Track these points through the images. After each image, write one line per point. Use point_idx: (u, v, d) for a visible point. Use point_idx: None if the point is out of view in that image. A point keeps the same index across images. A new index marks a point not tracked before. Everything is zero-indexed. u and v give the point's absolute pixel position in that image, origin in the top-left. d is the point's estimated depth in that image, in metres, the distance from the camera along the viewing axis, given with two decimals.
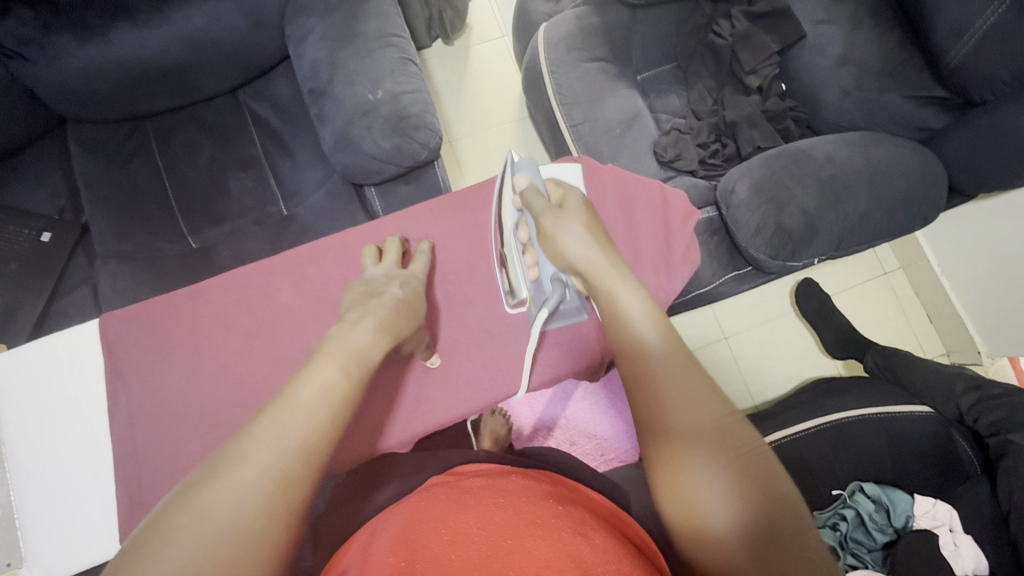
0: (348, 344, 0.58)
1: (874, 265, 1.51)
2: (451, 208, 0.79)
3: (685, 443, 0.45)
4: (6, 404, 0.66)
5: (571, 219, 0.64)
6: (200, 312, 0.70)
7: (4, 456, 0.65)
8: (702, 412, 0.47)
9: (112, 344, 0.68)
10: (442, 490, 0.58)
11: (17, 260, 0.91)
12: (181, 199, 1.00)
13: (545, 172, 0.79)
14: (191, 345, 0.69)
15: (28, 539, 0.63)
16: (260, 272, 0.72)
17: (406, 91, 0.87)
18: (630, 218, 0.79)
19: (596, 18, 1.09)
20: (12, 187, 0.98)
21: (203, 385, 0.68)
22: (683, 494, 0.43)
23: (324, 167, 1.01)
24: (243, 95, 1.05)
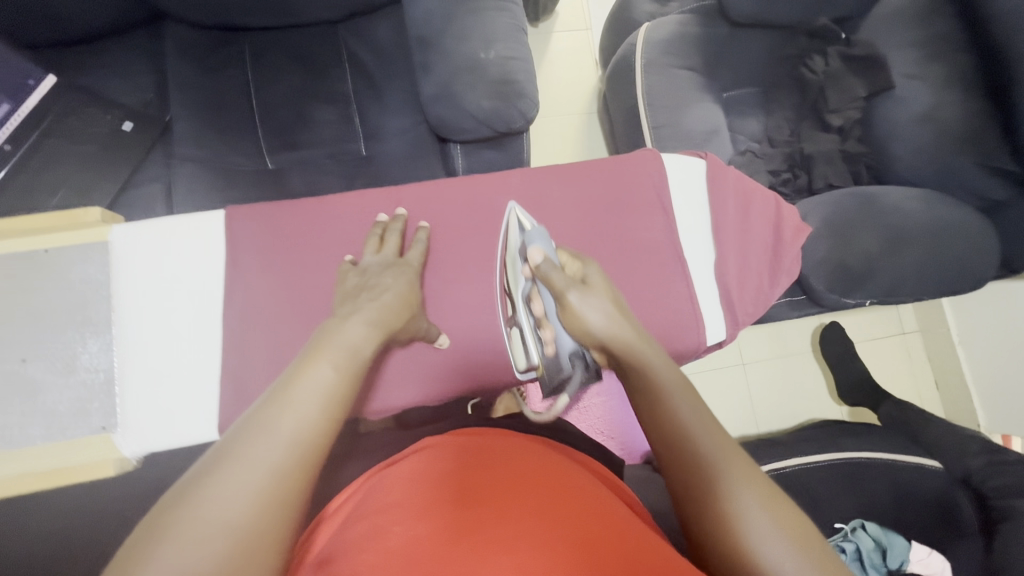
0: (340, 342, 0.55)
1: (895, 323, 1.55)
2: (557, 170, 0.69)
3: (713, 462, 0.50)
4: (123, 271, 0.66)
5: (598, 295, 0.60)
6: (298, 230, 0.71)
7: (113, 322, 0.66)
8: (738, 468, 0.50)
9: (232, 239, 0.69)
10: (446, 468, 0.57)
11: (97, 144, 0.92)
12: (265, 119, 0.99)
13: (669, 159, 0.69)
14: (303, 253, 0.70)
15: (129, 405, 0.64)
16: (355, 201, 0.72)
17: (514, 58, 0.88)
18: (743, 227, 0.69)
19: (697, 29, 1.10)
20: (100, 72, 0.98)
21: (309, 294, 0.69)
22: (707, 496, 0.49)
23: (410, 115, 1.01)
24: (343, 29, 1.04)
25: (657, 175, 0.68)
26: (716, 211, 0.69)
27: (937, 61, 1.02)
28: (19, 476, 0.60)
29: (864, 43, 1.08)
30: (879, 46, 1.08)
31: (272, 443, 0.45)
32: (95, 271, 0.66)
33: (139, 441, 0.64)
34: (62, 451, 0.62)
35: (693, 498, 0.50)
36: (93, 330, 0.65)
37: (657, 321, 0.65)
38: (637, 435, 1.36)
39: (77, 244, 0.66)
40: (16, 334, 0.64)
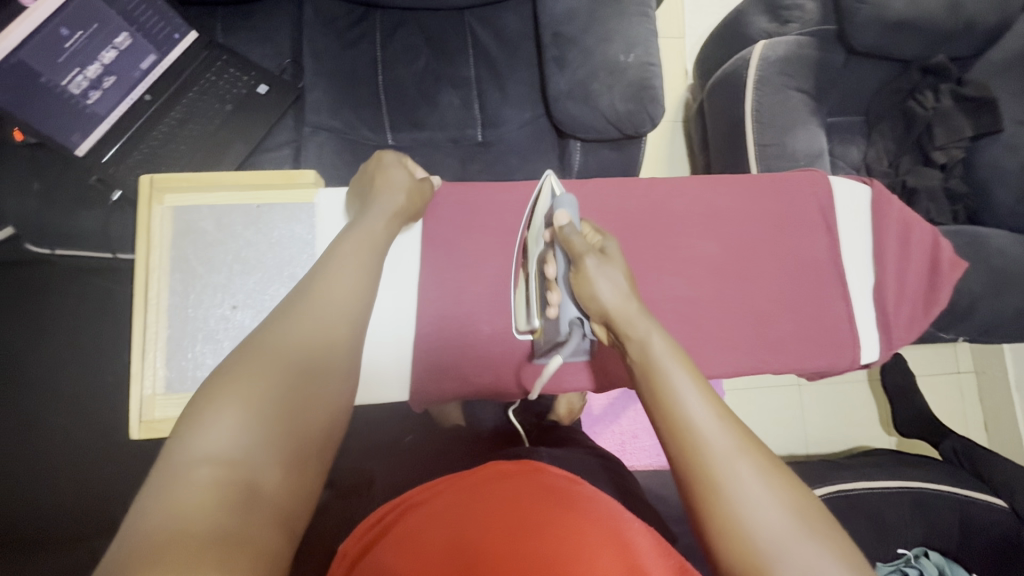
0: (318, 311, 0.53)
1: (949, 361, 1.57)
2: (727, 181, 0.70)
3: (726, 457, 0.47)
4: (327, 231, 0.68)
5: (615, 265, 0.60)
6: (465, 216, 0.76)
7: None
8: (738, 442, 0.48)
9: (433, 216, 0.75)
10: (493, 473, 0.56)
11: (232, 103, 0.96)
12: (390, 95, 1.02)
13: (835, 182, 0.71)
14: (489, 239, 0.76)
15: None
16: (518, 192, 0.77)
17: (651, 63, 0.90)
18: (907, 254, 0.69)
19: (815, 52, 1.12)
20: (241, 33, 1.01)
21: (494, 277, 0.74)
22: (719, 494, 0.46)
23: (530, 107, 1.04)
24: (470, 16, 1.06)
25: (824, 197, 0.70)
26: (879, 238, 0.70)
27: None
28: None
29: (978, 85, 1.07)
30: (994, 90, 1.07)
31: (271, 370, 0.47)
32: (301, 229, 0.68)
33: None
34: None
35: (698, 478, 0.47)
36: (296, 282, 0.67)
37: (824, 338, 0.67)
38: None
39: (286, 202, 0.68)
40: (231, 280, 0.66)
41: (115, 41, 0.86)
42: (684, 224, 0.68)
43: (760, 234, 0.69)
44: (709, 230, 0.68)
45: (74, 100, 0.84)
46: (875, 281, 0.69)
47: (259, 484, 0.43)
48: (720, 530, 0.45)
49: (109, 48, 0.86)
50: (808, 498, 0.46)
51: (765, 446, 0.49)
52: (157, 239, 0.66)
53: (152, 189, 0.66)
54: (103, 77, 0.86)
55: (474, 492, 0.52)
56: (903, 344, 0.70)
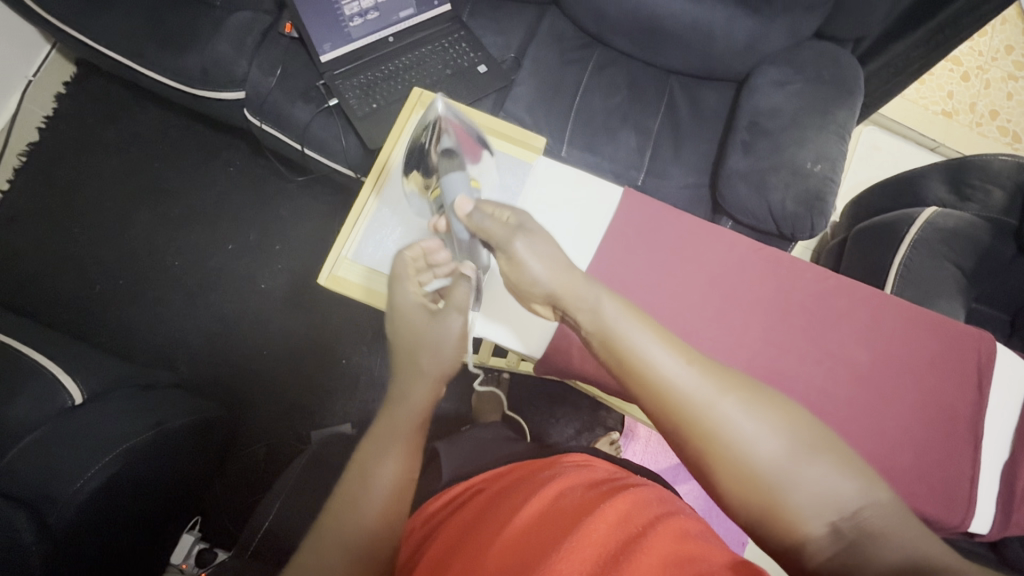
0: (403, 377, 0.63)
1: None
2: (898, 303, 0.71)
3: (714, 408, 0.48)
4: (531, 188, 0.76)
5: (541, 239, 0.59)
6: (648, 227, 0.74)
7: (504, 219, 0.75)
8: (717, 382, 0.50)
9: (615, 214, 0.74)
10: (565, 475, 0.60)
11: (452, 69, 1.07)
12: (580, 116, 1.11)
13: (1003, 349, 0.70)
14: None
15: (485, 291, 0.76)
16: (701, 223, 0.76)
17: (834, 179, 0.94)
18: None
19: (985, 237, 1.12)
20: (481, 19, 1.14)
21: None
22: (720, 445, 0.47)
23: (698, 176, 1.10)
24: (675, 80, 1.15)
25: (984, 356, 0.69)
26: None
27: None
28: None
29: None
30: None
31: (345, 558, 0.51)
32: (510, 179, 0.76)
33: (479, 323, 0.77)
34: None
35: (700, 445, 0.48)
36: None
37: (938, 487, 0.66)
38: None
39: (507, 155, 0.78)
40: None
41: None
42: (844, 326, 0.70)
43: (910, 364, 0.69)
44: (863, 342, 0.70)
45: (342, 18, 1.00)
46: (1006, 459, 0.69)
47: None
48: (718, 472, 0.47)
49: None
50: (789, 409, 0.48)
51: (742, 379, 0.51)
52: (401, 140, 0.77)
53: (418, 100, 0.79)
54: (370, 10, 1.01)
55: (503, 496, 0.61)
56: (1014, 533, 0.68)
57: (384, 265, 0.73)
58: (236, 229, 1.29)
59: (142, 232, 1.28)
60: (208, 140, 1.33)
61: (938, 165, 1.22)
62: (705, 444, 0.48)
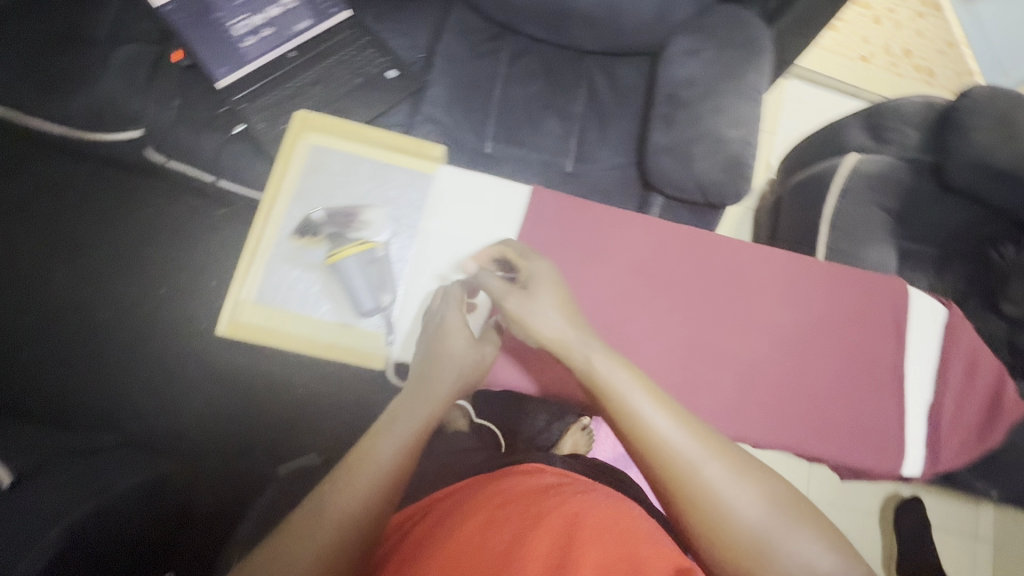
0: (396, 407, 0.64)
1: (969, 523, 1.50)
2: (812, 263, 0.72)
3: (705, 478, 0.55)
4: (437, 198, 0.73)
5: (538, 298, 0.64)
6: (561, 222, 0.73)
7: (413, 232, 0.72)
8: (707, 451, 0.57)
9: (526, 213, 0.73)
10: (511, 485, 0.58)
11: (361, 77, 1.04)
12: (499, 110, 1.09)
13: (915, 293, 0.73)
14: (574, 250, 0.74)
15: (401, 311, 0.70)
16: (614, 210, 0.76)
17: (754, 143, 0.95)
18: (971, 383, 0.71)
19: (903, 177, 1.16)
20: (384, 20, 1.10)
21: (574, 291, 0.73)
22: (710, 509, 0.55)
23: (626, 155, 1.09)
24: (592, 61, 1.14)
25: (896, 301, 0.72)
26: (945, 359, 0.71)
27: None
28: (311, 337, 0.68)
29: None
30: None
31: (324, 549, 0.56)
32: (415, 192, 0.73)
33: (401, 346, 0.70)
34: (343, 332, 0.69)
35: (693, 508, 0.55)
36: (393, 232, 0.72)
37: (869, 438, 0.68)
38: None
39: (408, 168, 0.74)
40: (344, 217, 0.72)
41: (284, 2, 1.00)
42: (762, 293, 0.71)
43: (830, 321, 0.71)
44: (781, 306, 0.71)
45: (233, 38, 0.98)
46: (932, 401, 0.70)
47: None
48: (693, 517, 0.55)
49: (277, 5, 1.01)
50: (767, 481, 0.57)
51: (732, 448, 0.58)
52: (292, 168, 0.72)
53: (303, 122, 0.73)
54: (263, 26, 1.00)
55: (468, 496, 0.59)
56: (947, 469, 0.70)
57: (292, 303, 0.69)
58: (165, 270, 1.23)
59: (64, 288, 1.21)
60: (121, 181, 1.26)
61: (856, 113, 1.24)
62: (694, 507, 0.55)
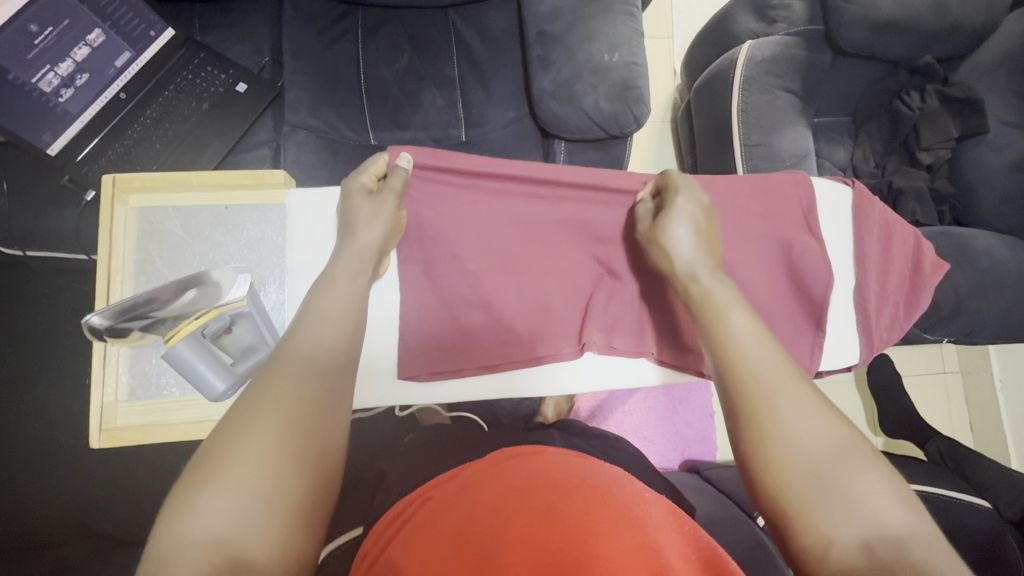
0: (317, 317, 0.53)
1: (936, 360, 1.57)
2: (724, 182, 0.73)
3: (779, 400, 0.48)
4: (295, 226, 0.66)
5: (380, 204, 0.63)
6: (452, 209, 0.70)
7: (284, 271, 0.65)
8: (784, 374, 0.50)
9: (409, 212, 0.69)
10: (506, 471, 0.56)
11: (209, 101, 0.94)
12: (372, 95, 1.00)
13: (818, 184, 0.74)
14: (472, 232, 0.70)
15: None
16: (498, 183, 0.71)
17: (636, 63, 0.89)
18: (886, 254, 0.73)
19: (802, 52, 1.11)
20: (216, 30, 0.99)
21: (485, 272, 0.70)
22: (774, 429, 0.47)
23: (517, 107, 1.02)
24: (455, 15, 1.05)
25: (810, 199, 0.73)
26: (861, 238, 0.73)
27: None
28: (198, 421, 0.62)
29: (962, 85, 1.08)
30: (977, 89, 1.08)
31: (295, 421, 0.45)
32: (269, 228, 0.66)
33: None
34: (235, 405, 0.62)
35: (754, 428, 0.48)
36: (260, 275, 0.65)
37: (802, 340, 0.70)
38: (678, 444, 1.40)
39: (256, 203, 0.66)
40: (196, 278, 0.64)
41: (87, 38, 0.83)
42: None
43: (752, 235, 0.71)
44: None
45: (47, 98, 0.82)
46: (856, 284, 0.72)
47: (261, 524, 0.40)
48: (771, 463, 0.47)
49: (82, 44, 0.83)
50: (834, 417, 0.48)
51: (810, 382, 0.50)
52: (119, 241, 0.64)
53: (115, 189, 0.65)
54: (76, 74, 0.84)
55: (480, 479, 0.56)
56: (884, 346, 0.73)
57: (171, 388, 0.63)
58: None
59: None
60: None
61: None
62: (760, 425, 0.48)
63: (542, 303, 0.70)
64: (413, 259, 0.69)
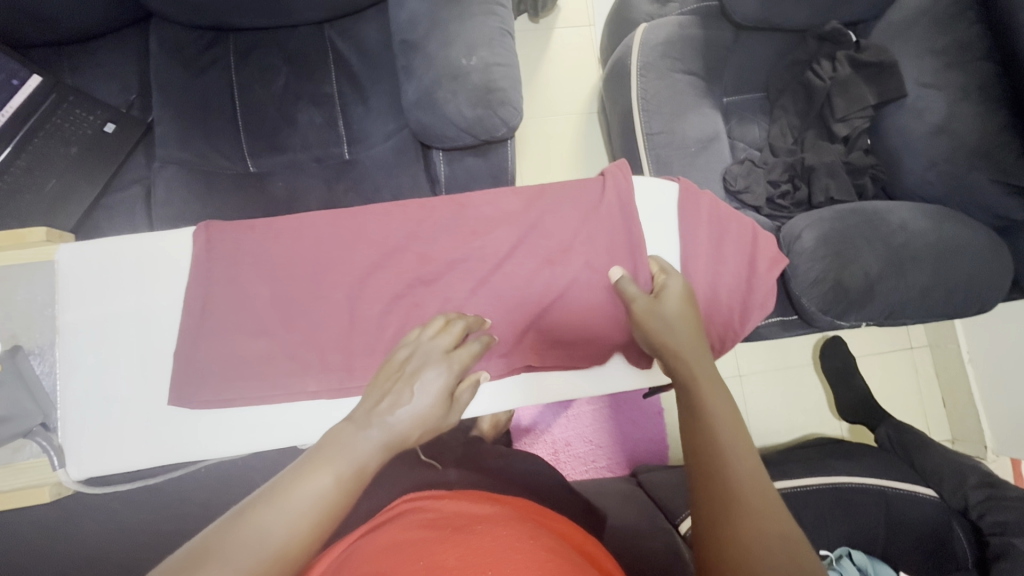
0: (353, 438, 0.50)
1: (900, 336, 1.49)
2: (553, 191, 0.73)
3: (755, 524, 0.44)
4: (63, 286, 0.68)
5: (437, 369, 0.58)
6: (260, 243, 0.70)
7: (55, 333, 0.69)
8: (764, 499, 0.46)
9: (214, 248, 0.69)
10: (365, 542, 0.53)
11: (77, 145, 0.92)
12: (248, 121, 0.98)
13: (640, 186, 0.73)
14: (277, 263, 0.70)
15: (70, 424, 0.67)
16: (307, 219, 0.72)
17: (499, 63, 0.85)
18: (719, 254, 0.73)
19: (699, 31, 1.05)
20: (85, 71, 0.99)
21: (288, 305, 0.69)
22: (736, 541, 0.44)
23: (396, 119, 0.98)
24: (330, 29, 1.01)
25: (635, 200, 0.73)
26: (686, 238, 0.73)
27: (954, 69, 0.92)
28: None
29: (876, 48, 1.00)
30: (892, 51, 1.00)
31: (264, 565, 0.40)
32: (38, 290, 0.70)
33: (81, 466, 0.67)
34: (5, 475, 0.67)
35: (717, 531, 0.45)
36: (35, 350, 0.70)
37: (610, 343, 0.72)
38: (624, 445, 1.35)
39: (24, 264, 0.69)
40: None
41: None
42: (504, 239, 0.71)
43: (576, 239, 0.71)
44: (514, 242, 0.71)
45: None
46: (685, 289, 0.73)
47: None
48: (771, 522, 0.44)
49: None
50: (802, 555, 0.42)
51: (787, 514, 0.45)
52: None
53: None
54: None
55: (399, 534, 0.53)
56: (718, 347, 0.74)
57: None
58: None
59: None
60: None
61: None
62: (720, 539, 0.45)
63: (347, 330, 0.69)
64: (222, 292, 0.68)
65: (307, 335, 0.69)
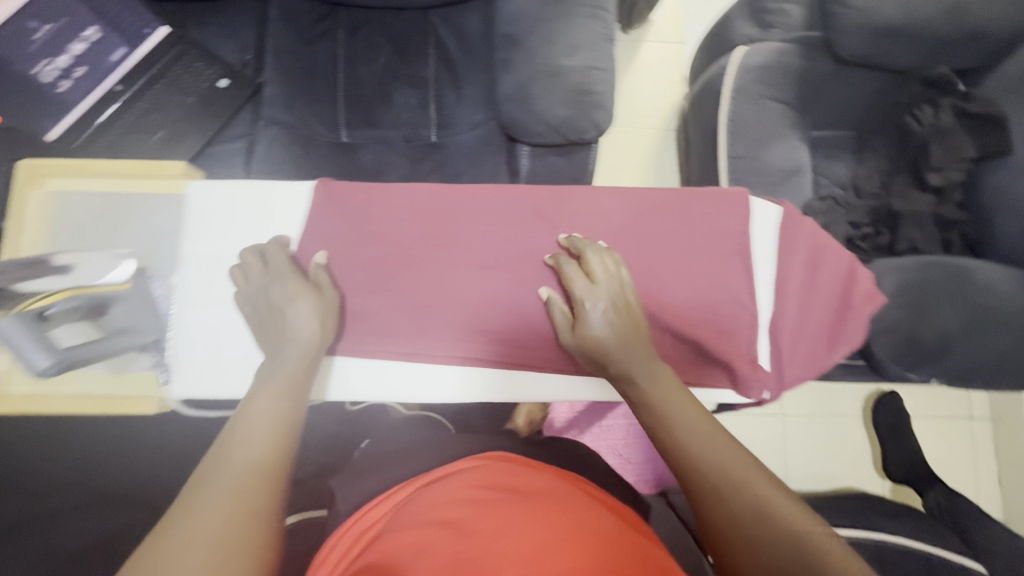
0: (270, 367, 0.61)
1: (961, 403, 1.42)
2: (658, 195, 0.74)
3: (749, 496, 0.49)
4: (191, 218, 0.74)
5: (310, 287, 0.66)
6: (367, 208, 0.74)
7: (178, 263, 0.74)
8: (749, 473, 0.51)
9: (329, 205, 0.74)
10: (427, 493, 0.56)
11: (194, 96, 0.99)
12: (348, 93, 1.03)
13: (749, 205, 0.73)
14: (382, 229, 0.74)
15: (178, 347, 0.72)
16: (405, 190, 0.75)
17: (597, 67, 0.87)
18: (812, 283, 0.74)
19: (798, 60, 1.04)
20: (209, 28, 1.06)
21: (387, 269, 0.73)
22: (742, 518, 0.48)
23: (486, 110, 1.01)
24: (435, 15, 1.05)
25: (743, 221, 0.72)
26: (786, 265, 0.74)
27: None
28: (79, 397, 0.72)
29: (985, 100, 0.97)
30: (1000, 104, 0.97)
31: (255, 467, 0.49)
32: (169, 218, 0.77)
33: (184, 387, 0.71)
34: (115, 381, 0.73)
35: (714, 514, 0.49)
36: (159, 271, 0.76)
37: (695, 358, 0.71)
38: (655, 464, 1.34)
39: (159, 191, 0.77)
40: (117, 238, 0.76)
41: (83, 34, 0.89)
42: (595, 238, 0.72)
43: (670, 249, 0.72)
44: (601, 242, 0.73)
45: (45, 89, 0.88)
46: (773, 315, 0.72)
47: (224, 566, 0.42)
48: (763, 497, 0.49)
49: (78, 40, 0.89)
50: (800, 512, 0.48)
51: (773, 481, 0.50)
52: (37, 217, 0.76)
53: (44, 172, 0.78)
54: (74, 67, 0.89)
55: (455, 492, 0.55)
56: (799, 378, 0.73)
57: None
58: None
59: None
60: None
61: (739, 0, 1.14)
62: (720, 518, 0.49)
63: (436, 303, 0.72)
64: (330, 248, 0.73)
65: (398, 301, 0.72)
